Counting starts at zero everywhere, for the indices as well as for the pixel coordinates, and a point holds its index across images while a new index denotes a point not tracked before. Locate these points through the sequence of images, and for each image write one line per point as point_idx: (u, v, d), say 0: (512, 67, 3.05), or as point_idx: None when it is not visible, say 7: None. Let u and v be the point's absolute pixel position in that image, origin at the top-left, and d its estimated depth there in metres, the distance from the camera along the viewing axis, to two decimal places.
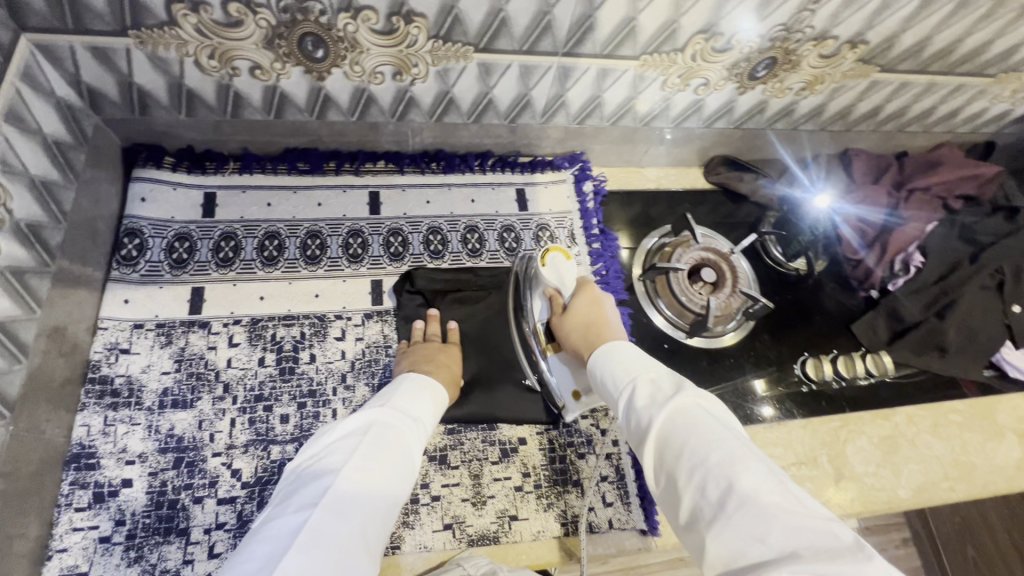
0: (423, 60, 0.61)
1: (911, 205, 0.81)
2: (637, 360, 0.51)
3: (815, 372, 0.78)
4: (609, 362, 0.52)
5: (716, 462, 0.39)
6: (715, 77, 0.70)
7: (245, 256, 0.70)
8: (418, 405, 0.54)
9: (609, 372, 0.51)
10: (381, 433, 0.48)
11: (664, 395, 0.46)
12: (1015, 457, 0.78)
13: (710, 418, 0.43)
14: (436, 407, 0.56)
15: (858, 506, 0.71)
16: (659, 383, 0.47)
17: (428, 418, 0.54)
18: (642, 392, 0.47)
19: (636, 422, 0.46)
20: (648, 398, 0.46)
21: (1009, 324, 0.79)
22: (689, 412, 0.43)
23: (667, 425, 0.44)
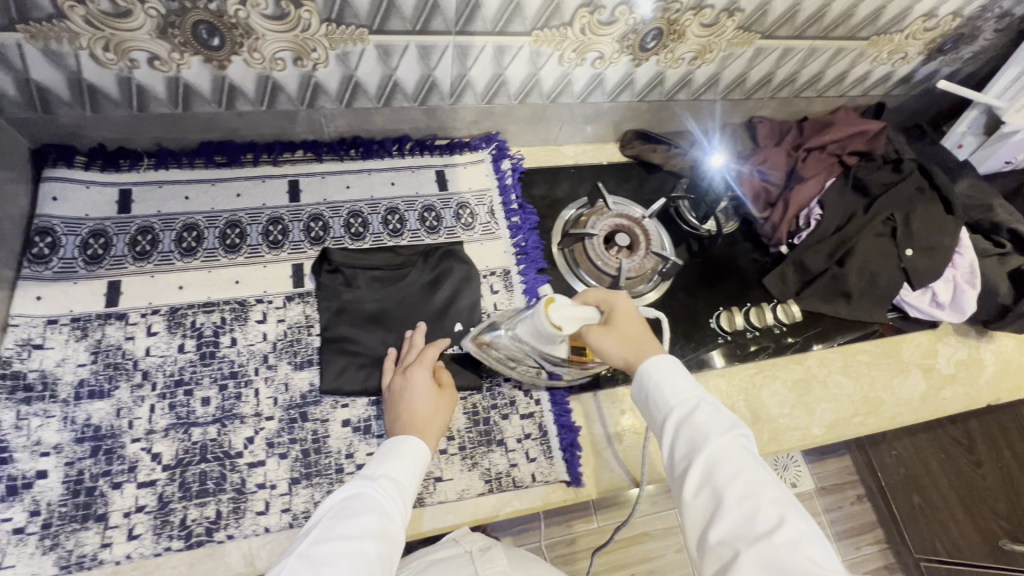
0: (321, 44, 0.64)
1: (810, 164, 0.87)
2: (689, 384, 0.55)
3: (728, 324, 0.82)
4: (663, 375, 0.55)
5: (768, 503, 0.45)
6: (609, 50, 0.74)
7: (163, 248, 0.71)
8: (405, 468, 0.56)
9: (660, 385, 0.55)
10: (346, 505, 0.51)
11: (717, 424, 0.51)
12: (920, 389, 0.84)
13: (756, 462, 0.48)
14: (413, 463, 0.57)
15: (774, 446, 0.75)
16: (708, 410, 0.52)
17: (401, 476, 0.56)
18: (696, 414, 0.52)
19: (681, 440, 0.51)
20: (699, 422, 0.51)
21: (904, 267, 0.85)
22: (736, 444, 0.49)
23: (717, 453, 0.48)
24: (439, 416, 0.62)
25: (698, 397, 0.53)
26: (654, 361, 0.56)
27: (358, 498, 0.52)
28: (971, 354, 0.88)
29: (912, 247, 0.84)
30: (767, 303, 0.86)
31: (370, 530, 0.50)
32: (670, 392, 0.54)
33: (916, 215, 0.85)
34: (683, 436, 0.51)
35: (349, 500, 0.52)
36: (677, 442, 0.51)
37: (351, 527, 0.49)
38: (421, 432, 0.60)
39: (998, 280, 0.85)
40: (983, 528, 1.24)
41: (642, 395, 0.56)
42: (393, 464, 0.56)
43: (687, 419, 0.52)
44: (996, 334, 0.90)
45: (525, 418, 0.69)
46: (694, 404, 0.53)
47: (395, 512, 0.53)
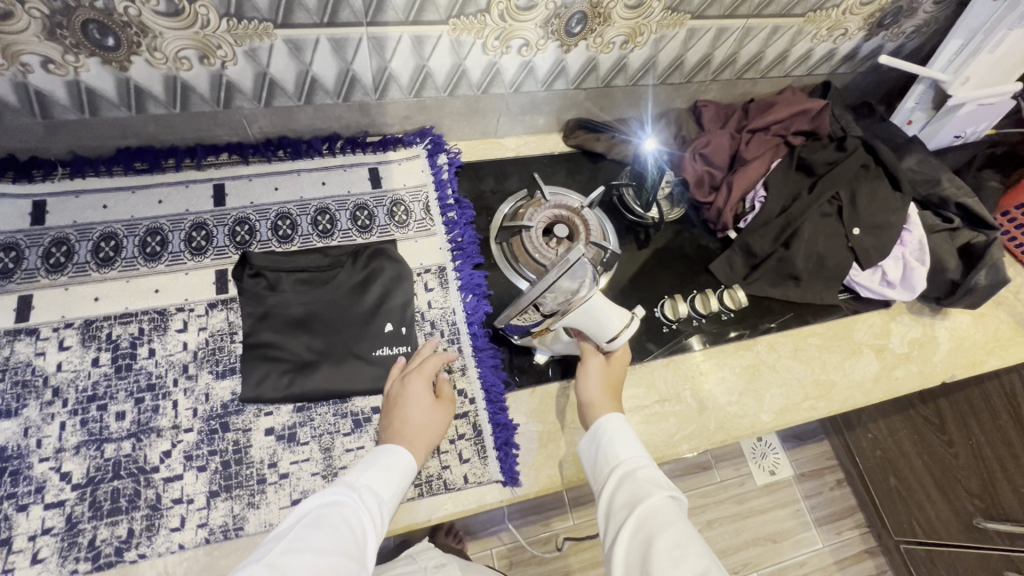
0: (224, 41, 0.61)
1: (753, 145, 0.86)
2: (630, 443, 0.58)
3: (673, 313, 0.79)
4: (614, 435, 0.59)
5: (695, 554, 0.46)
6: (534, 37, 0.72)
7: (78, 259, 0.68)
8: (388, 480, 0.55)
9: (608, 446, 0.58)
10: (320, 514, 0.49)
11: (654, 489, 0.53)
12: (872, 370, 0.82)
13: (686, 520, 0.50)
14: (396, 477, 0.56)
15: (721, 435, 0.73)
16: (649, 476, 0.55)
17: (381, 490, 0.54)
18: (636, 477, 0.55)
19: (620, 502, 0.53)
20: (637, 486, 0.54)
21: (852, 247, 0.83)
22: (671, 512, 0.51)
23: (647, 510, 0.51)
24: (431, 428, 0.62)
25: (643, 463, 0.57)
26: (604, 420, 0.60)
27: (334, 505, 0.51)
28: (925, 333, 0.86)
29: (858, 226, 0.83)
30: (714, 289, 0.84)
31: (344, 539, 0.48)
32: (615, 454, 0.58)
33: (861, 193, 0.84)
34: (621, 496, 0.54)
35: (323, 507, 0.50)
36: (614, 502, 0.54)
37: (325, 534, 0.47)
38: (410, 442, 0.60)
39: (946, 256, 0.84)
40: (957, 508, 1.22)
41: (589, 458, 0.60)
42: (377, 475, 0.55)
43: (628, 481, 0.55)
44: (950, 310, 0.89)
45: (458, 418, 0.67)
46: (638, 467, 0.56)
47: (370, 527, 0.51)
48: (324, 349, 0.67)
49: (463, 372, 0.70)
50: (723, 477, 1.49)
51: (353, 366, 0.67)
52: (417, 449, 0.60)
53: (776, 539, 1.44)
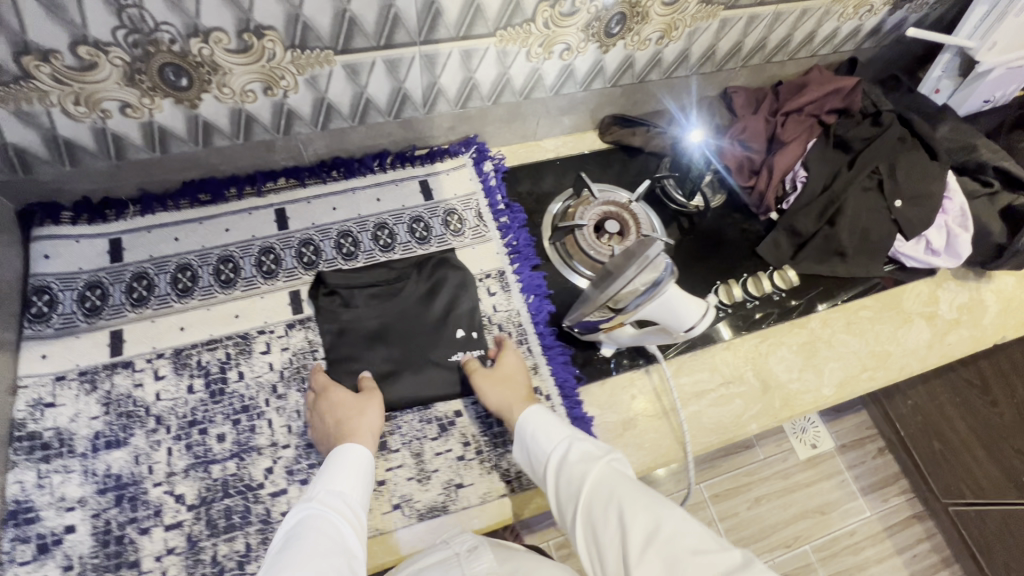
0: (288, 71, 0.64)
1: (789, 127, 0.87)
2: (551, 426, 0.62)
3: (728, 297, 0.82)
4: (536, 427, 0.62)
5: (640, 510, 0.51)
6: (575, 41, 0.74)
7: (159, 292, 0.71)
8: (351, 479, 0.57)
9: (534, 441, 0.61)
10: (291, 538, 0.51)
11: (586, 462, 0.57)
12: (925, 337, 0.84)
13: (622, 478, 0.55)
14: (354, 472, 0.58)
15: (787, 412, 0.76)
16: (581, 450, 0.59)
17: (342, 488, 0.56)
18: (569, 457, 0.58)
19: (564, 490, 0.57)
20: (573, 466, 0.57)
21: (895, 219, 0.85)
22: (607, 476, 0.55)
23: (591, 487, 0.55)
24: (368, 418, 0.63)
25: (572, 437, 0.61)
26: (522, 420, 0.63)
27: (303, 520, 0.53)
28: (972, 297, 0.88)
29: (900, 198, 0.84)
30: (764, 271, 0.86)
31: (323, 542, 0.50)
32: (543, 445, 0.61)
33: (901, 165, 0.85)
34: (562, 481, 0.57)
35: (296, 525, 0.53)
36: (560, 494, 0.57)
37: (304, 547, 0.50)
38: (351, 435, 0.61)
39: (989, 221, 0.85)
40: (1006, 465, 1.24)
41: (523, 462, 0.63)
42: (329, 475, 0.57)
43: (563, 465, 0.58)
44: (994, 273, 0.91)
45: None
46: (566, 448, 0.59)
47: (345, 522, 0.53)
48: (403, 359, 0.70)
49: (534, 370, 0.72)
50: (766, 454, 1.51)
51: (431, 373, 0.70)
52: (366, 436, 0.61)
53: (824, 510, 1.46)
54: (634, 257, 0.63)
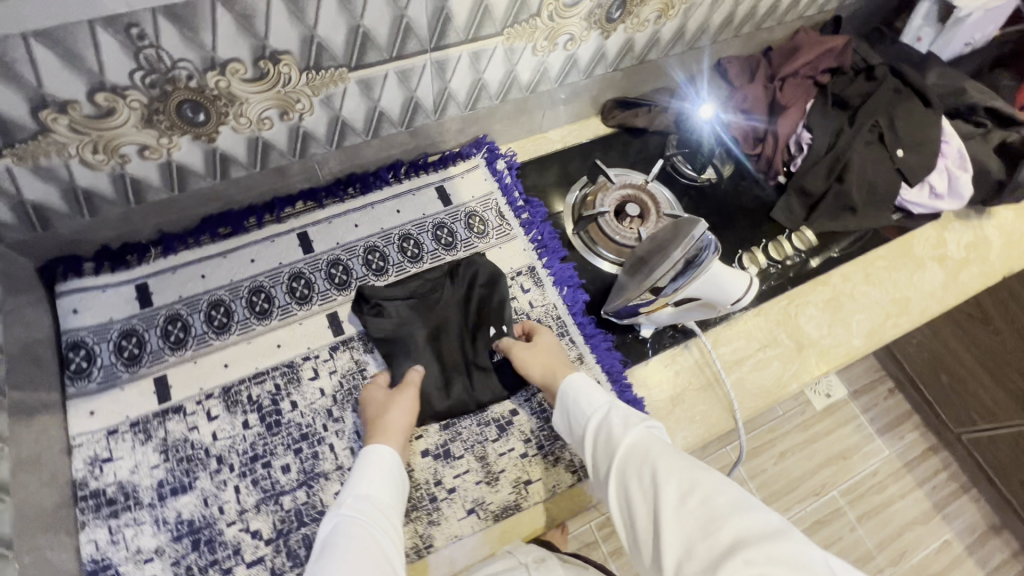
0: (304, 93, 0.63)
1: (789, 91, 0.90)
2: (589, 391, 0.62)
3: (752, 265, 0.84)
4: (576, 392, 0.62)
5: (673, 470, 0.49)
6: (578, 30, 0.75)
7: (196, 332, 0.70)
8: (378, 482, 0.57)
9: (574, 407, 0.62)
10: (326, 545, 0.52)
11: (622, 426, 0.56)
12: (939, 279, 0.87)
13: (658, 442, 0.53)
14: (383, 473, 0.58)
15: (824, 367, 0.78)
16: (617, 415, 0.58)
17: (372, 490, 0.57)
18: (607, 420, 0.58)
19: (601, 450, 0.57)
20: (610, 429, 0.57)
21: (900, 169, 0.87)
22: (641, 438, 0.54)
23: (625, 448, 0.54)
24: (402, 415, 0.63)
25: (610, 404, 0.60)
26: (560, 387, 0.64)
27: (337, 527, 0.53)
28: (977, 235, 0.92)
29: (902, 148, 0.87)
30: (780, 235, 0.89)
31: (357, 548, 0.50)
32: (581, 411, 0.61)
33: (899, 116, 0.88)
34: (599, 445, 0.57)
35: (332, 529, 0.53)
36: (597, 454, 0.57)
37: (337, 554, 0.50)
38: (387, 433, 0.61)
39: (986, 160, 0.89)
40: (1011, 389, 1.31)
41: (564, 429, 0.64)
42: (359, 480, 0.57)
43: (601, 426, 0.58)
44: (993, 209, 0.95)
45: None
46: (604, 411, 0.59)
47: (379, 526, 0.54)
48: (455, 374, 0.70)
49: (580, 360, 0.74)
50: (784, 409, 1.56)
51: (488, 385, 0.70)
52: (389, 438, 0.61)
53: (846, 455, 1.52)
54: (681, 237, 0.65)
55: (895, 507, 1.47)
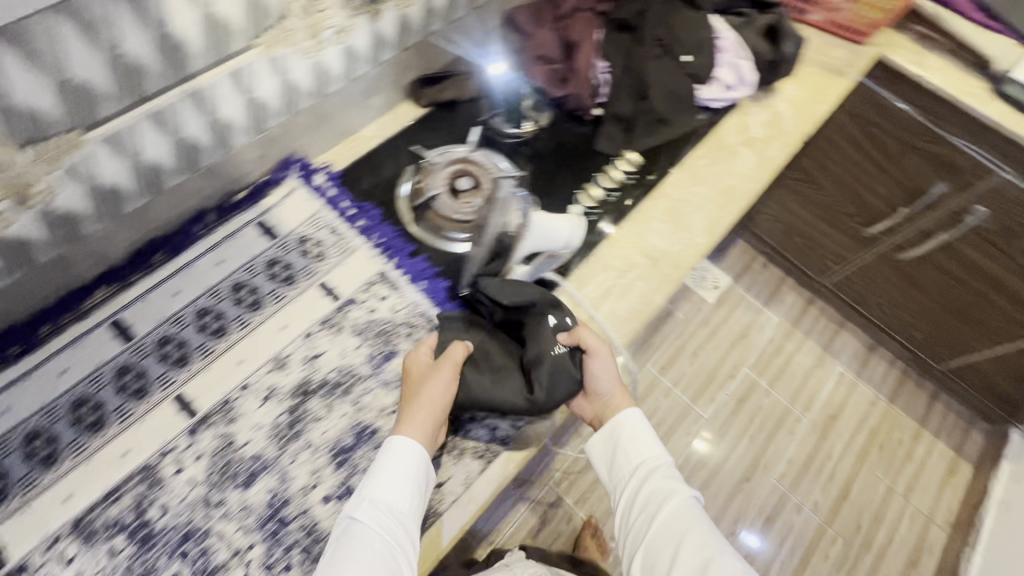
0: (37, 172, 0.54)
1: (576, 26, 0.92)
2: (644, 441, 0.74)
3: (590, 200, 0.87)
4: (631, 435, 0.73)
5: (712, 544, 0.65)
6: (341, 20, 0.70)
7: (16, 475, 0.59)
8: (398, 488, 0.59)
9: (628, 443, 0.73)
10: (344, 544, 0.56)
11: (671, 485, 0.70)
12: (752, 161, 0.96)
13: (696, 512, 0.68)
14: (403, 479, 0.60)
15: (678, 273, 0.83)
16: (665, 471, 0.72)
17: (393, 497, 0.58)
18: (657, 476, 0.71)
19: (646, 497, 0.70)
20: (662, 491, 0.70)
21: (690, 72, 0.95)
22: (688, 509, 0.68)
23: (671, 509, 0.68)
24: (440, 398, 0.65)
25: (658, 453, 0.73)
26: (620, 416, 0.74)
27: (356, 528, 0.57)
28: (772, 112, 1.02)
29: (686, 53, 0.94)
30: (608, 162, 0.92)
31: (371, 553, 0.54)
32: (634, 453, 0.73)
33: (676, 23, 0.94)
34: (644, 498, 0.70)
35: (344, 533, 0.57)
36: (641, 498, 0.70)
37: (348, 561, 0.54)
38: (411, 425, 0.63)
39: (757, 44, 0.98)
40: (846, 230, 1.54)
41: (602, 459, 0.76)
42: (378, 484, 0.59)
43: (650, 481, 0.71)
44: (779, 86, 1.05)
45: None
46: (656, 466, 0.72)
47: (395, 534, 0.57)
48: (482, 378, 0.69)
49: None
50: (685, 314, 1.70)
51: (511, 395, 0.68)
52: (411, 427, 0.62)
53: (744, 334, 1.70)
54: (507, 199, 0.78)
55: (794, 363, 1.68)
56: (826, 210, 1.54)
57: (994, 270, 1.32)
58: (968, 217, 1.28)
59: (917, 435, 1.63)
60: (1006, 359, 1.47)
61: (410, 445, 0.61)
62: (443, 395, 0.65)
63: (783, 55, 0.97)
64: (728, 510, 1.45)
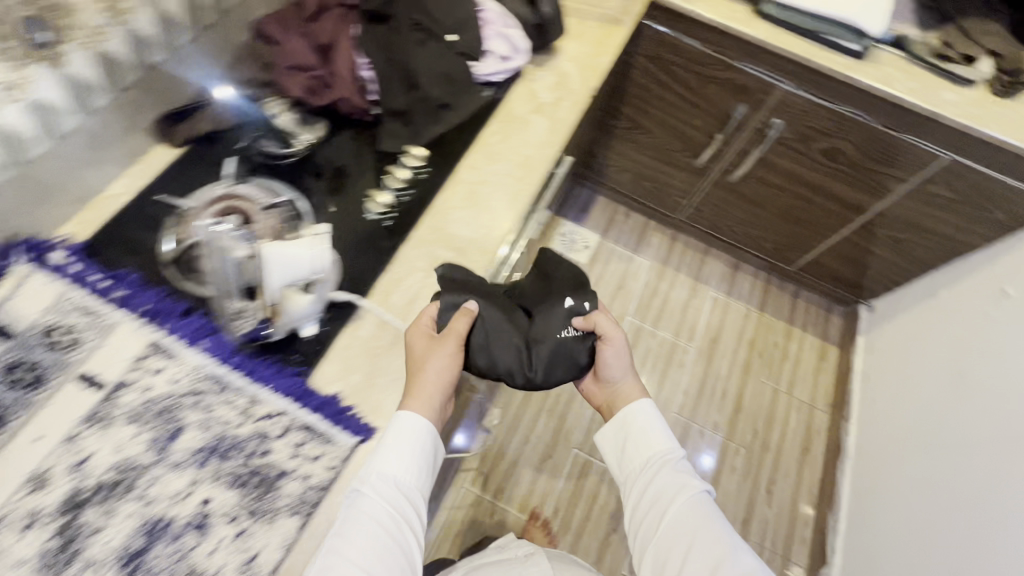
0: None
1: (328, 27, 0.88)
2: (651, 436, 0.79)
3: (379, 204, 0.82)
4: (642, 427, 0.80)
5: (720, 536, 0.69)
6: (7, 74, 0.60)
7: None
8: (404, 465, 0.64)
9: (640, 433, 0.79)
10: (351, 518, 0.60)
11: (682, 479, 0.75)
12: (544, 126, 0.96)
13: (707, 509, 0.73)
14: (410, 457, 0.64)
15: (486, 257, 0.82)
16: (676, 466, 0.77)
17: (400, 475, 0.63)
18: (667, 469, 0.77)
19: (654, 489, 0.75)
20: (672, 484, 0.75)
21: (459, 50, 0.93)
22: (698, 508, 0.73)
23: (681, 505, 0.73)
24: (445, 374, 0.69)
25: (671, 447, 0.79)
26: (633, 405, 0.81)
27: (364, 502, 0.61)
28: (557, 73, 1.03)
29: (449, 32, 0.93)
30: (393, 160, 0.87)
31: (378, 526, 0.60)
32: (644, 446, 0.79)
33: (430, 3, 0.92)
34: (653, 491, 0.75)
35: (348, 502, 0.62)
36: (650, 489, 0.76)
37: (353, 533, 0.59)
38: (414, 396, 0.67)
39: (521, 10, 0.97)
40: (682, 164, 1.63)
41: (611, 449, 0.82)
42: (388, 463, 0.63)
43: (660, 475, 0.76)
44: (560, 46, 1.06)
45: (283, 435, 0.65)
46: (664, 460, 0.77)
47: (398, 509, 0.63)
48: (494, 348, 0.76)
49: (251, 402, 0.66)
50: None
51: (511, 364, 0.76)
52: (416, 401, 0.67)
53: (621, 286, 1.78)
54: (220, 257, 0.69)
55: (671, 300, 1.78)
56: (658, 149, 1.63)
57: (803, 173, 1.46)
58: (769, 132, 1.39)
59: (790, 334, 1.78)
60: (838, 250, 1.63)
61: (419, 418, 0.65)
62: (447, 370, 0.69)
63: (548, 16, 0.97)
64: None
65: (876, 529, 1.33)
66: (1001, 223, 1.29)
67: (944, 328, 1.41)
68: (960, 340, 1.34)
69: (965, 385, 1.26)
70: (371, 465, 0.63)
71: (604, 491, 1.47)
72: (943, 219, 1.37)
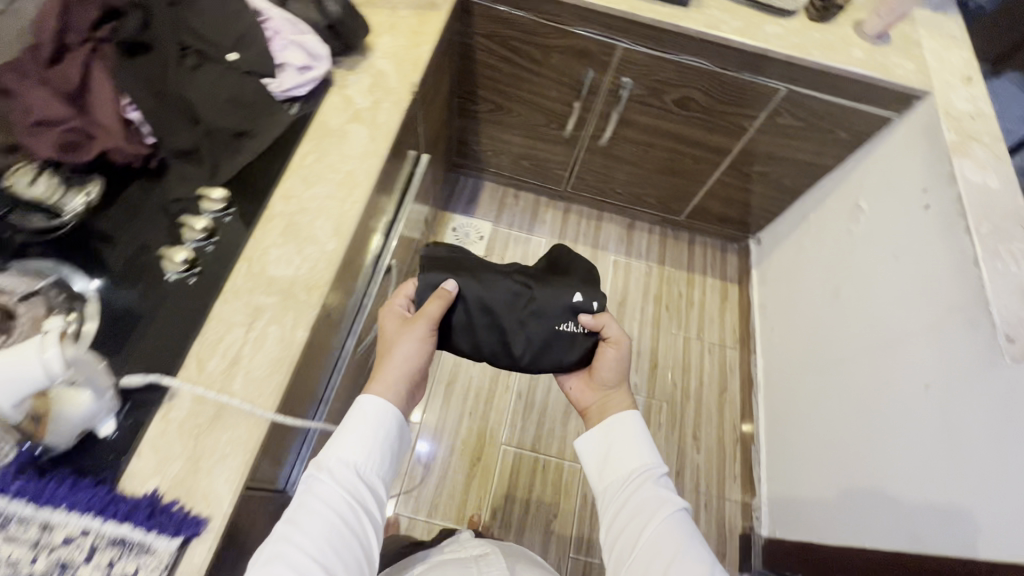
0: None
1: (73, 69, 0.75)
2: (636, 451, 0.88)
3: (177, 261, 0.72)
4: (625, 440, 0.89)
5: (693, 546, 0.77)
6: None
7: None
8: (355, 445, 0.77)
9: (624, 443, 0.89)
10: (309, 491, 0.73)
11: (660, 492, 0.83)
12: (364, 135, 0.90)
13: (684, 521, 0.81)
14: (361, 438, 0.78)
15: (317, 292, 0.75)
16: (654, 480, 0.85)
17: (351, 455, 0.76)
18: (648, 484, 0.85)
19: (634, 502, 0.83)
20: (650, 498, 0.83)
21: (245, 69, 0.85)
22: (675, 521, 0.80)
23: (658, 517, 0.80)
24: (415, 355, 0.88)
25: (650, 462, 0.88)
26: (620, 415, 0.92)
27: (320, 478, 0.74)
28: (373, 74, 0.96)
29: (228, 52, 0.84)
30: (188, 207, 0.77)
31: (326, 497, 0.73)
32: (627, 463, 0.87)
33: (197, 25, 0.84)
34: (633, 506, 0.83)
35: (308, 486, 0.74)
36: (630, 502, 0.83)
37: (309, 512, 0.71)
38: (379, 381, 0.85)
39: (313, 12, 0.89)
40: (550, 137, 1.60)
41: (593, 457, 0.91)
42: (341, 445, 0.77)
43: (642, 490, 0.84)
44: (372, 44, 0.99)
45: (88, 558, 0.55)
46: (646, 476, 0.86)
47: (347, 484, 0.75)
48: (477, 328, 0.96)
49: (40, 532, 0.55)
50: None
51: (490, 340, 0.96)
52: (378, 386, 0.84)
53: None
54: None
55: None
56: (524, 126, 1.59)
57: (664, 126, 1.47)
58: (622, 92, 1.38)
59: (691, 281, 1.83)
60: (715, 194, 1.67)
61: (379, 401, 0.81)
62: (418, 353, 0.88)
63: (343, 14, 0.89)
64: (568, 435, 1.53)
65: (788, 454, 1.38)
66: (844, 143, 1.36)
67: (815, 250, 1.48)
68: (829, 259, 1.40)
69: (837, 302, 1.32)
70: (329, 448, 0.77)
71: (540, 480, 1.47)
72: (795, 147, 1.42)
